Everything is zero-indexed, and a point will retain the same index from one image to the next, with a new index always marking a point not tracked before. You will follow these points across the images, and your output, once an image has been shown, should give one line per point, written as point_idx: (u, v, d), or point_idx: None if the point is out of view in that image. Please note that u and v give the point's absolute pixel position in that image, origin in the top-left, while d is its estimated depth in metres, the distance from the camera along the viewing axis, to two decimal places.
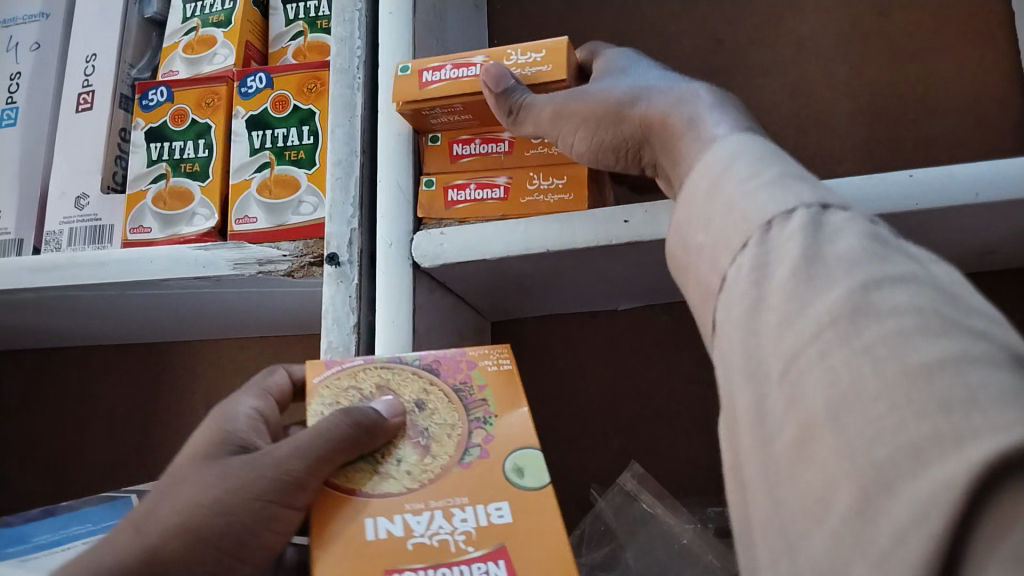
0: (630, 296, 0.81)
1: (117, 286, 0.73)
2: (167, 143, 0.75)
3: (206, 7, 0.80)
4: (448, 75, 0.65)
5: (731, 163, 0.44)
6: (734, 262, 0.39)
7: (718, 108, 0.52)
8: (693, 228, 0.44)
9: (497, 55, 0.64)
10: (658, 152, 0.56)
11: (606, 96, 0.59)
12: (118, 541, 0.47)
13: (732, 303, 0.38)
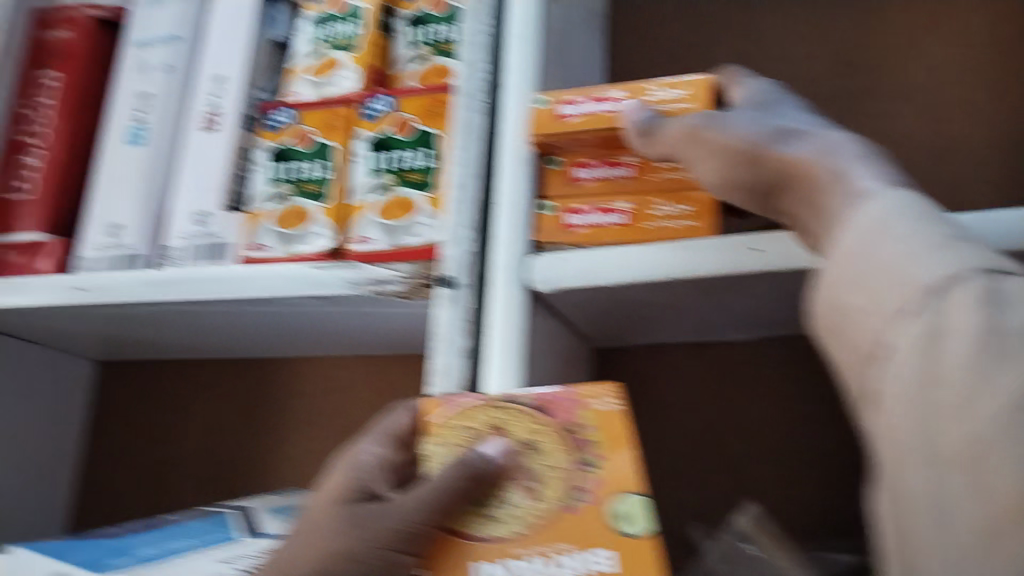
0: (749, 328, 0.77)
1: (233, 302, 0.74)
2: (292, 163, 0.77)
3: (335, 31, 0.82)
4: (589, 109, 0.66)
5: (888, 222, 0.42)
6: (904, 327, 0.38)
7: (863, 167, 0.47)
8: (841, 290, 0.42)
9: (637, 92, 0.66)
10: (790, 201, 0.51)
11: (733, 133, 0.54)
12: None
13: (902, 377, 0.37)
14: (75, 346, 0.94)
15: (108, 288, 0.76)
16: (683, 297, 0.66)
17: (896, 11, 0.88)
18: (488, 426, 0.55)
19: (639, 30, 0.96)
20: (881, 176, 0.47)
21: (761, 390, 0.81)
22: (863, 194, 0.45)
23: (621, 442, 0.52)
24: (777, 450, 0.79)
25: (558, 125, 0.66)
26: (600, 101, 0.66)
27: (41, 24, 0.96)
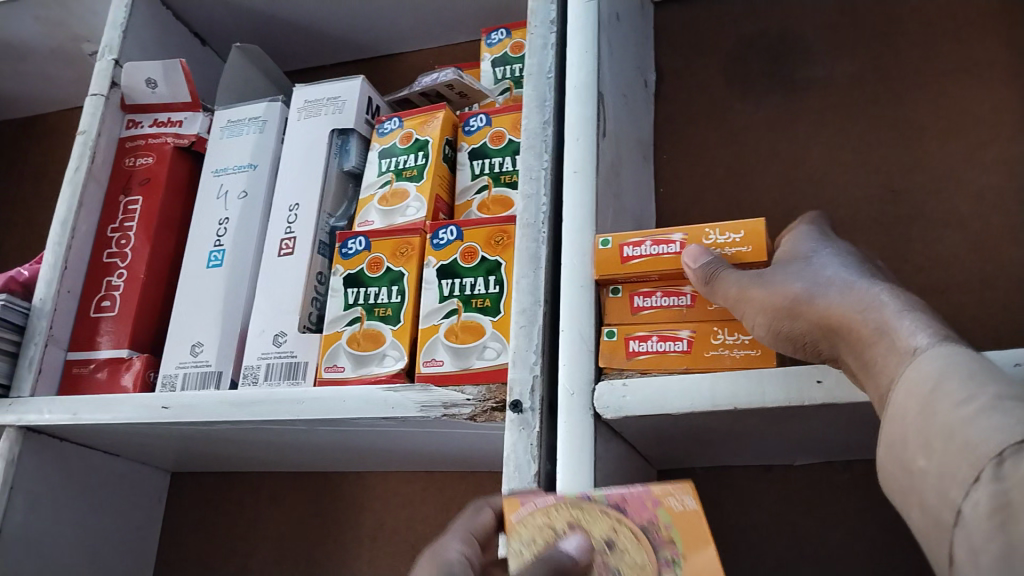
0: (804, 451, 0.79)
1: (307, 421, 0.78)
2: (363, 288, 0.81)
3: (401, 163, 0.87)
4: (649, 250, 0.70)
5: (940, 382, 0.44)
6: (968, 495, 0.39)
7: (905, 315, 0.50)
8: (909, 452, 0.44)
9: (696, 234, 0.69)
10: (847, 354, 0.53)
11: (783, 289, 0.58)
12: None
13: (979, 547, 0.38)
14: (151, 456, 1.00)
15: (190, 406, 0.81)
16: (747, 424, 0.68)
17: (942, 140, 0.92)
18: (568, 523, 0.57)
19: (692, 159, 1.01)
20: (926, 327, 0.49)
21: (816, 511, 0.82)
22: (911, 351, 0.48)
23: (700, 542, 0.55)
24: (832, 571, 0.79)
25: (625, 266, 0.70)
26: (661, 244, 0.69)
27: (125, 152, 1.02)
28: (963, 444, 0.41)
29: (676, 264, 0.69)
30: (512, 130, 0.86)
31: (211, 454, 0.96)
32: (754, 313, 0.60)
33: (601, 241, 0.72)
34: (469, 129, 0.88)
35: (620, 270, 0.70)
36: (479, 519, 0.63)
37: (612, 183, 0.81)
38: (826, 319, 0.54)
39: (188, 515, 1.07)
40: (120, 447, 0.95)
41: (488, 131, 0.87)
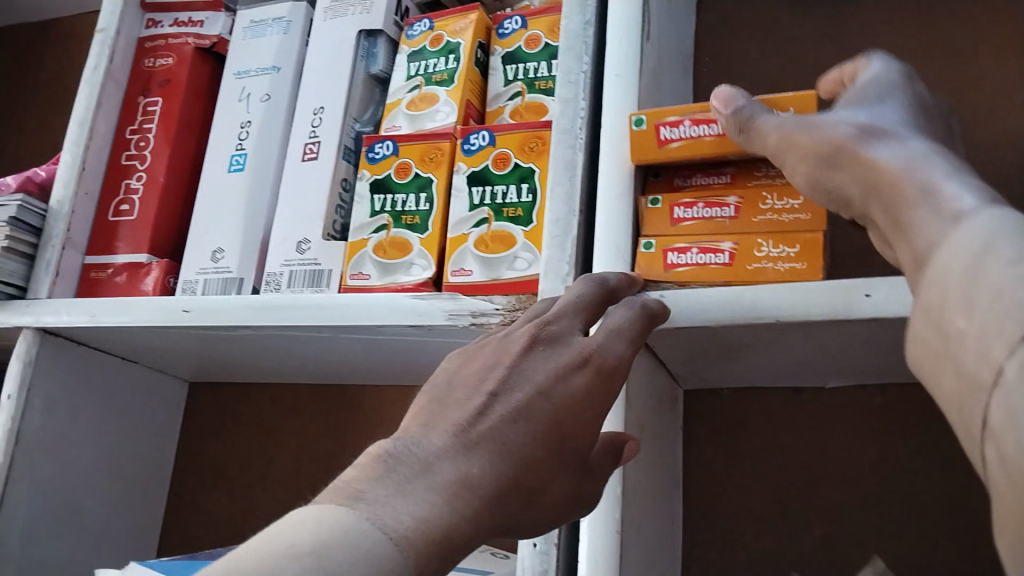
0: (838, 375, 0.77)
1: (330, 329, 0.76)
2: (390, 194, 0.78)
3: (431, 66, 0.84)
4: (699, 179, 0.68)
5: (990, 244, 0.40)
6: (1011, 355, 0.36)
7: (952, 179, 0.46)
8: (951, 312, 0.41)
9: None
10: (879, 211, 0.50)
11: (821, 133, 0.55)
12: (434, 497, 0.44)
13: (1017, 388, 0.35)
14: (170, 364, 0.98)
15: (212, 311, 0.79)
16: (785, 340, 0.65)
17: (997, 58, 0.88)
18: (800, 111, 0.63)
19: (732, 73, 0.98)
20: (974, 191, 0.45)
21: (847, 438, 0.80)
22: (957, 215, 0.44)
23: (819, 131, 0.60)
24: (860, 497, 0.78)
25: (661, 149, 0.67)
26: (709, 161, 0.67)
27: (145, 53, 0.99)
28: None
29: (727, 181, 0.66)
30: (548, 34, 0.82)
31: (230, 362, 0.95)
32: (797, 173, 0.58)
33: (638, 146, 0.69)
34: (503, 32, 0.85)
35: (675, 191, 0.69)
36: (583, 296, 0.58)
37: (653, 90, 0.77)
38: (901, 185, 0.48)
39: (205, 426, 1.06)
40: (137, 353, 0.94)
41: (523, 33, 0.83)
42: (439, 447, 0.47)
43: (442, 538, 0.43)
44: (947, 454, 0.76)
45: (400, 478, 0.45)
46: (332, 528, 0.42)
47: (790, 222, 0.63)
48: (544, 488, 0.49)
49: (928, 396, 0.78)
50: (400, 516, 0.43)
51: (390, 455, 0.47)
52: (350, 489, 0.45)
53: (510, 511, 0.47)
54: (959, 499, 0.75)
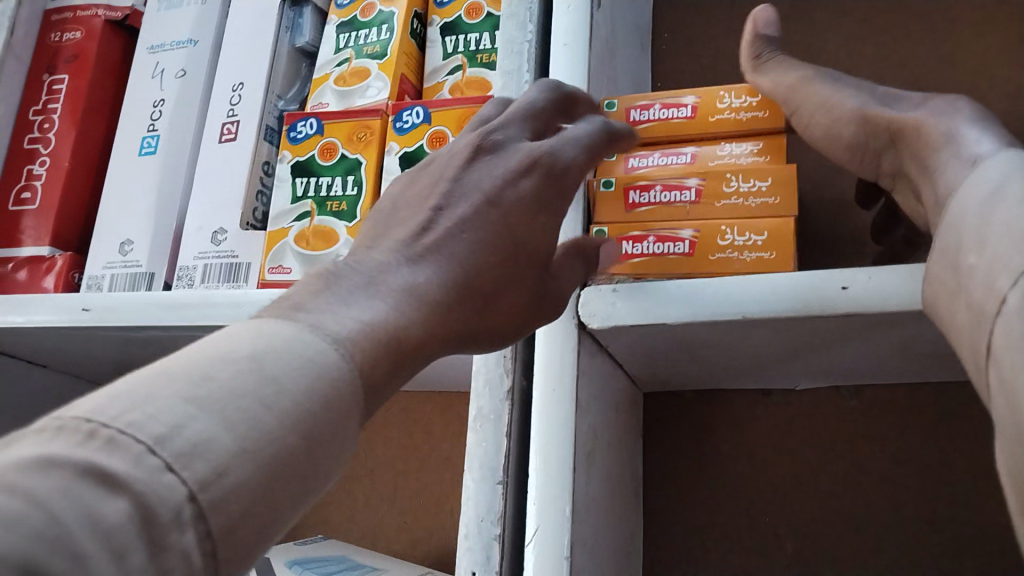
0: (809, 375, 0.70)
1: (248, 329, 0.68)
2: (316, 177, 0.70)
3: (362, 38, 0.76)
4: (658, 115, 0.63)
5: (1003, 183, 0.39)
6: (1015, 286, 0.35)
7: (978, 123, 0.46)
8: (963, 249, 0.40)
9: (709, 96, 0.62)
10: (907, 157, 0.50)
11: (844, 94, 0.55)
12: (375, 295, 0.40)
13: (1017, 326, 0.34)
14: (84, 369, 0.90)
15: (116, 309, 0.71)
16: (751, 338, 0.59)
17: (976, 30, 0.81)
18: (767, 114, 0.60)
19: (692, 51, 0.90)
20: (994, 136, 0.45)
21: (819, 443, 0.74)
22: (978, 157, 0.44)
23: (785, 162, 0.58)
24: (835, 508, 0.72)
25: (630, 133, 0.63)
26: (672, 108, 0.62)
27: (50, 27, 0.89)
28: (1022, 340, 0.33)
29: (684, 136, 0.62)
30: (491, 3, 0.75)
31: (148, 366, 0.86)
32: (815, 124, 0.56)
33: (606, 104, 0.65)
34: (441, 1, 0.77)
35: None
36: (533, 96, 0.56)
37: (606, 64, 0.70)
38: (931, 132, 0.48)
39: None
40: (46, 358, 0.85)
41: (464, 2, 0.76)
42: (385, 258, 0.44)
43: (389, 338, 0.39)
44: (925, 457, 0.71)
45: (339, 285, 0.40)
46: (266, 336, 0.34)
47: (758, 207, 0.57)
48: (496, 299, 0.48)
49: (904, 396, 0.73)
50: (342, 320, 0.37)
51: (330, 271, 0.41)
52: (287, 305, 0.38)
53: (464, 316, 0.45)
54: (936, 509, 0.69)
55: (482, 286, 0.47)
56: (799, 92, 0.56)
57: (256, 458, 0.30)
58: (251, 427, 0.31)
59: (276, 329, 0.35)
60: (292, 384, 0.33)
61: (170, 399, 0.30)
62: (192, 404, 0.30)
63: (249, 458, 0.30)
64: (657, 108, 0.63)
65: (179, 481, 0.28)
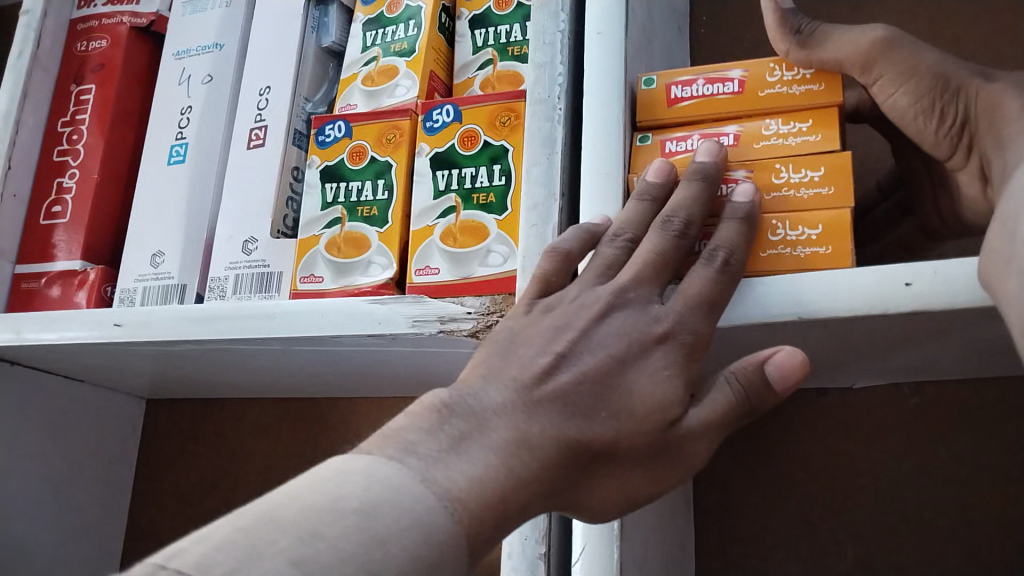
0: (869, 373, 0.66)
1: (280, 341, 0.66)
2: (345, 182, 0.68)
3: (389, 35, 0.73)
4: (701, 91, 0.59)
5: None
6: None
7: None
8: (1020, 218, 0.41)
9: (759, 70, 0.58)
10: (993, 139, 0.48)
11: (927, 65, 0.50)
12: (502, 441, 0.44)
13: None
14: (122, 382, 0.89)
15: (147, 324, 0.69)
16: (807, 339, 0.55)
17: None
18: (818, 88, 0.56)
19: (733, 36, 0.87)
20: None
21: (880, 444, 0.70)
22: None
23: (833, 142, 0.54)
24: (899, 512, 0.68)
25: (671, 111, 0.60)
26: (716, 83, 0.59)
27: (76, 36, 0.88)
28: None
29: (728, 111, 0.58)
30: None
31: (184, 379, 0.85)
32: (903, 99, 0.52)
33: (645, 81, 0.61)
34: None
35: (661, 115, 0.60)
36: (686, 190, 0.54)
37: (643, 52, 0.67)
38: (1010, 106, 0.48)
39: (166, 449, 0.96)
40: (83, 373, 0.84)
41: None
42: (502, 400, 0.46)
43: (494, 500, 0.41)
44: (995, 458, 0.67)
45: (457, 433, 0.43)
46: (363, 474, 0.39)
47: (809, 200, 0.53)
48: (600, 456, 0.46)
49: (970, 394, 0.69)
50: (453, 474, 0.41)
51: (445, 403, 0.45)
52: (399, 439, 0.42)
53: (572, 471, 0.45)
54: (1011, 513, 0.65)
55: (586, 447, 0.46)
56: (882, 62, 0.51)
57: None
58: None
59: (393, 470, 0.39)
60: (396, 547, 0.36)
61: (274, 564, 0.33)
62: (301, 566, 0.34)
63: None
64: (701, 83, 0.59)
65: None
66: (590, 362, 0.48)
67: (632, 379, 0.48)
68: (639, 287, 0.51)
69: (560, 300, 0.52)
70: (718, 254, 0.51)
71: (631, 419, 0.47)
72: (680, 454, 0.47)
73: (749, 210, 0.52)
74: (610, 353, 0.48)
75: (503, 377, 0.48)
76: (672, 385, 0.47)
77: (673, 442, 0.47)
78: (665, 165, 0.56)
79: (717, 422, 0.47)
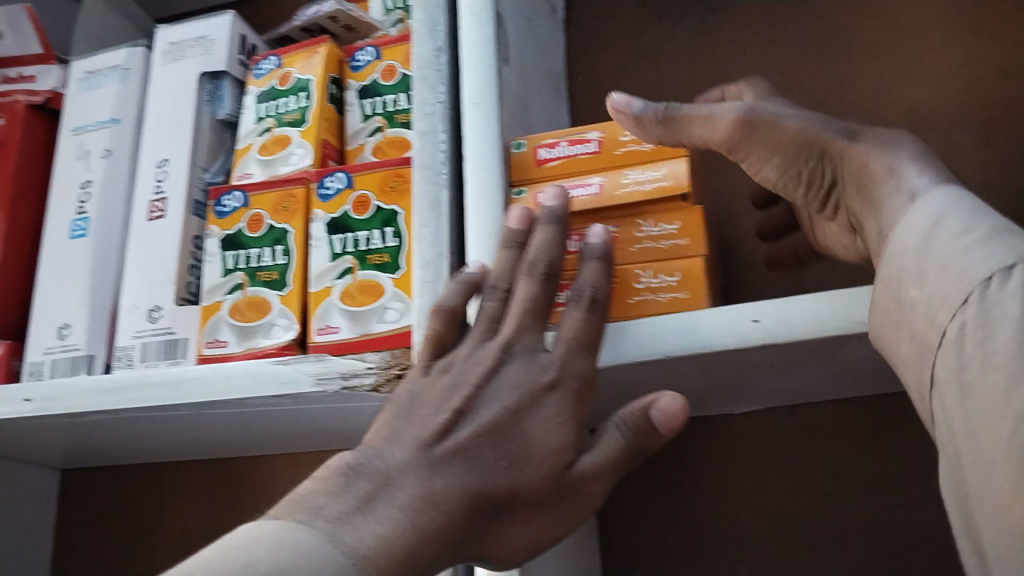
0: (744, 400, 0.73)
1: (190, 407, 0.68)
2: (244, 249, 0.71)
3: (281, 106, 0.77)
4: (565, 152, 0.65)
5: (939, 219, 0.44)
6: (955, 317, 0.40)
7: (920, 160, 0.49)
8: (906, 280, 0.44)
9: (614, 130, 0.64)
10: (855, 193, 0.52)
11: (790, 128, 0.55)
12: (406, 498, 0.47)
13: (952, 360, 0.40)
14: (33, 454, 0.89)
15: (57, 398, 0.71)
16: (678, 374, 0.61)
17: (868, 54, 0.87)
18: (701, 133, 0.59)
19: (605, 89, 0.94)
20: (930, 172, 0.48)
21: (757, 462, 0.77)
22: (910, 194, 0.47)
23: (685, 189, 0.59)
24: (779, 524, 0.74)
25: (540, 170, 0.65)
26: (577, 143, 0.64)
27: None
28: (960, 372, 0.39)
29: (591, 165, 0.64)
30: (404, 63, 0.77)
31: (98, 447, 0.86)
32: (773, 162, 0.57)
33: (514, 144, 0.67)
34: (356, 65, 0.79)
35: (533, 174, 0.65)
36: (544, 236, 0.58)
37: (519, 117, 0.72)
38: (874, 164, 0.51)
39: (83, 517, 0.97)
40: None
41: (378, 65, 0.78)
42: (407, 461, 0.49)
43: (402, 558, 0.44)
44: (858, 469, 0.74)
45: (365, 493, 0.46)
46: (263, 549, 0.42)
47: (668, 250, 0.59)
48: (508, 500, 0.50)
49: (833, 411, 0.76)
50: (361, 535, 0.44)
51: (350, 465, 0.48)
52: (307, 504, 0.46)
53: (478, 522, 0.49)
54: (876, 517, 0.72)
55: (492, 492, 0.49)
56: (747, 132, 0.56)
57: None
58: None
59: (298, 539, 0.43)
60: None
61: None
62: None
63: None
64: (563, 143, 0.65)
65: None
66: (487, 415, 0.52)
67: (527, 428, 0.52)
68: (522, 338, 0.55)
69: (454, 359, 0.56)
70: (585, 293, 0.56)
71: (529, 468, 0.51)
72: (576, 496, 0.52)
73: (604, 249, 0.57)
74: (504, 405, 0.52)
75: (406, 436, 0.51)
76: (564, 431, 0.52)
77: (570, 484, 0.51)
78: (524, 213, 0.60)
79: (606, 466, 0.53)
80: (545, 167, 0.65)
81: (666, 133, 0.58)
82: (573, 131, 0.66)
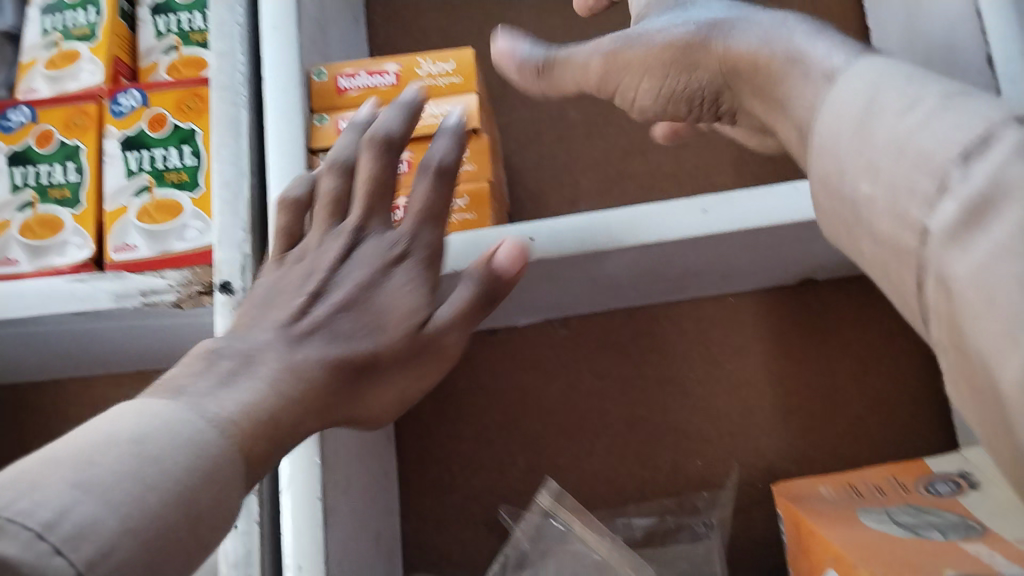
0: (528, 312, 0.80)
1: None
2: (33, 166, 0.70)
3: (68, 19, 0.75)
4: (364, 82, 0.69)
5: (875, 97, 0.37)
6: (935, 211, 0.32)
7: (816, 36, 0.44)
8: (851, 179, 0.36)
9: (408, 64, 0.68)
10: (749, 95, 0.49)
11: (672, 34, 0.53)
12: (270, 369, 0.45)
13: (957, 254, 0.30)
14: None
15: None
16: None
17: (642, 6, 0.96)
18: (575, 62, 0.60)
19: (401, 18, 0.97)
20: (838, 48, 0.42)
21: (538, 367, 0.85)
22: (828, 75, 0.40)
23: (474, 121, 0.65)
24: (558, 423, 0.83)
25: (341, 99, 0.69)
26: (376, 75, 0.68)
27: None
28: (955, 268, 0.30)
29: (389, 98, 0.68)
30: None
31: None
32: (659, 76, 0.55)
33: (315, 72, 0.69)
34: None
35: (333, 101, 0.68)
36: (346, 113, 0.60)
37: (317, 42, 0.74)
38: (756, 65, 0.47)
39: None
40: None
41: None
42: (268, 341, 0.48)
43: (265, 420, 0.42)
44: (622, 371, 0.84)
45: (227, 371, 0.44)
46: (123, 416, 0.36)
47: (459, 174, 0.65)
48: (377, 362, 0.52)
49: (603, 322, 0.86)
50: (225, 403, 0.41)
51: (211, 350, 0.45)
52: (172, 385, 0.41)
53: (344, 385, 0.49)
54: (638, 413, 0.83)
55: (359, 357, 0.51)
56: (621, 58, 0.56)
57: (156, 507, 0.33)
58: (150, 491, 0.33)
59: (167, 407, 0.38)
60: (168, 456, 0.35)
61: (57, 488, 0.31)
62: (79, 489, 0.31)
63: (133, 536, 0.31)
64: (361, 74, 0.69)
65: (68, 565, 0.29)
66: (338, 293, 0.54)
67: (381, 299, 0.54)
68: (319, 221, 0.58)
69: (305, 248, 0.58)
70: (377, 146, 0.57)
71: (386, 333, 0.53)
72: (435, 350, 0.55)
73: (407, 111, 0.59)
74: (332, 278, 0.54)
75: (267, 321, 0.51)
76: (413, 295, 0.55)
77: (429, 344, 0.54)
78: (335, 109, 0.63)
79: (463, 314, 0.56)
80: (345, 96, 0.69)
81: (541, 84, 0.60)
82: (371, 62, 0.69)
